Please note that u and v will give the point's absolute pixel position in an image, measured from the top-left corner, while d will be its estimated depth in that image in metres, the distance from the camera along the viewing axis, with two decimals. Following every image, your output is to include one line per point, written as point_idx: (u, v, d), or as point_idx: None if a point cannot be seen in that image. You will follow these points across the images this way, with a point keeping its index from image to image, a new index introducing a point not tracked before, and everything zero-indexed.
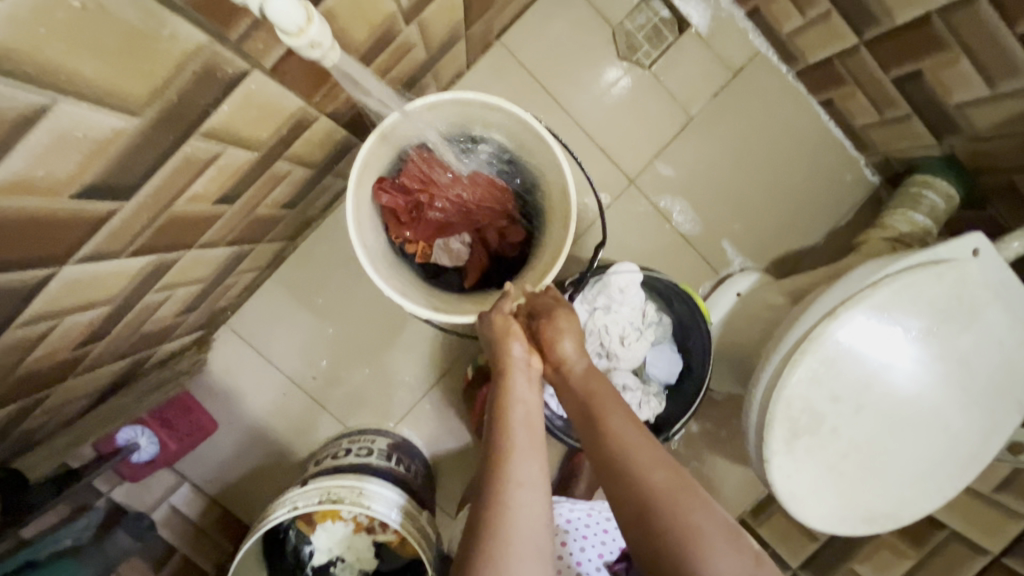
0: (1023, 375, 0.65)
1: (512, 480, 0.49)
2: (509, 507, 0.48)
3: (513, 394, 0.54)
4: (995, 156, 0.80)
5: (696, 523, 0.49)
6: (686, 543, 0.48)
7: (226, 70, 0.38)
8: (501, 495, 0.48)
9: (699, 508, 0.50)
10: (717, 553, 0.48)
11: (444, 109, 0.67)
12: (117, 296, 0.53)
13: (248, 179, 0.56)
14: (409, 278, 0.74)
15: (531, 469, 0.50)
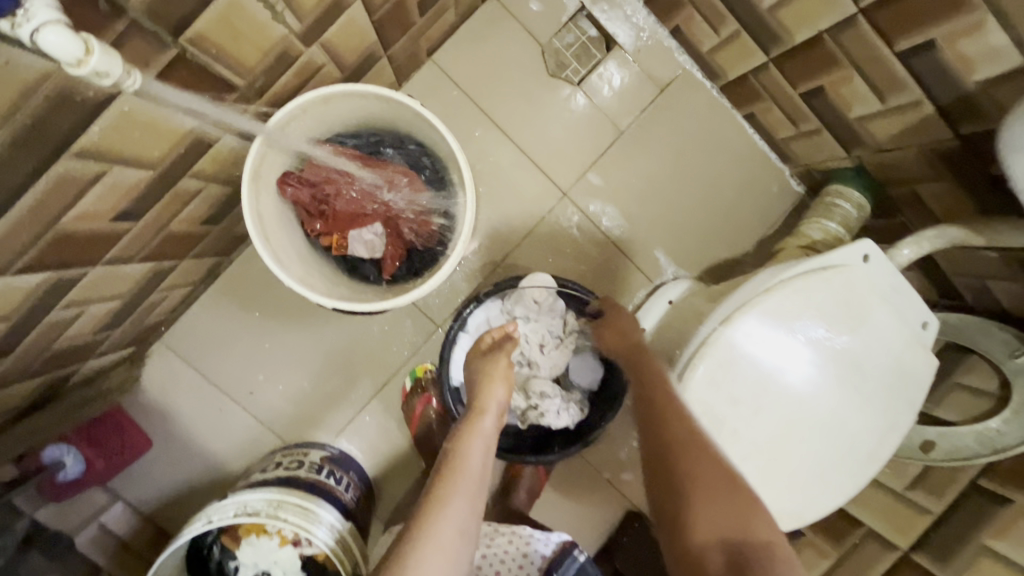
0: (914, 375, 0.69)
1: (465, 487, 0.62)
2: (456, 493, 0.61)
3: (478, 426, 0.68)
4: (895, 167, 0.84)
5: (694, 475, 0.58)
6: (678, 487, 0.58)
7: (86, 92, 0.39)
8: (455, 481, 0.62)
9: (704, 464, 0.59)
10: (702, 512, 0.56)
11: (342, 101, 0.69)
12: (11, 313, 0.53)
13: (148, 197, 0.57)
14: (319, 274, 0.76)
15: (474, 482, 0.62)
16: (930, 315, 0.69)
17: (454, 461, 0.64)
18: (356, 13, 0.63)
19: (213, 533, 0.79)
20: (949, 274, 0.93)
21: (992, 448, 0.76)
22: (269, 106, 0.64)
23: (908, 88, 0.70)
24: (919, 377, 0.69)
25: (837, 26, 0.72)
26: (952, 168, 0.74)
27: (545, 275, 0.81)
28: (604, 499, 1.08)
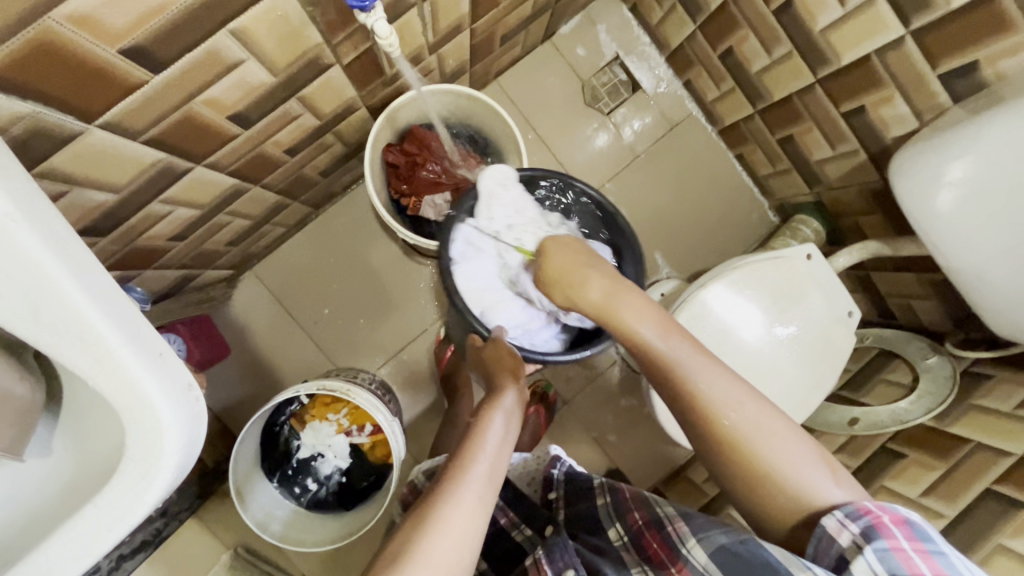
0: (837, 346, 0.92)
1: (474, 474, 0.61)
2: (467, 481, 0.60)
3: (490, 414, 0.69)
4: (843, 202, 1.09)
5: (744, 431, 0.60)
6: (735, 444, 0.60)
7: (323, 62, 0.64)
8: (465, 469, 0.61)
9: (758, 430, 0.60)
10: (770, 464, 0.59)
11: (441, 97, 0.96)
12: (206, 205, 0.77)
13: (306, 140, 0.82)
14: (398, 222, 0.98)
15: (489, 463, 0.63)
16: (855, 306, 0.92)
17: (468, 445, 0.64)
18: (464, 37, 0.89)
19: (286, 415, 1.00)
20: (885, 295, 1.17)
21: (899, 421, 0.99)
22: (392, 92, 0.89)
23: (849, 140, 0.96)
24: (841, 349, 0.92)
25: (802, 91, 0.98)
26: (880, 203, 0.99)
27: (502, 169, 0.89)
28: (591, 454, 1.28)
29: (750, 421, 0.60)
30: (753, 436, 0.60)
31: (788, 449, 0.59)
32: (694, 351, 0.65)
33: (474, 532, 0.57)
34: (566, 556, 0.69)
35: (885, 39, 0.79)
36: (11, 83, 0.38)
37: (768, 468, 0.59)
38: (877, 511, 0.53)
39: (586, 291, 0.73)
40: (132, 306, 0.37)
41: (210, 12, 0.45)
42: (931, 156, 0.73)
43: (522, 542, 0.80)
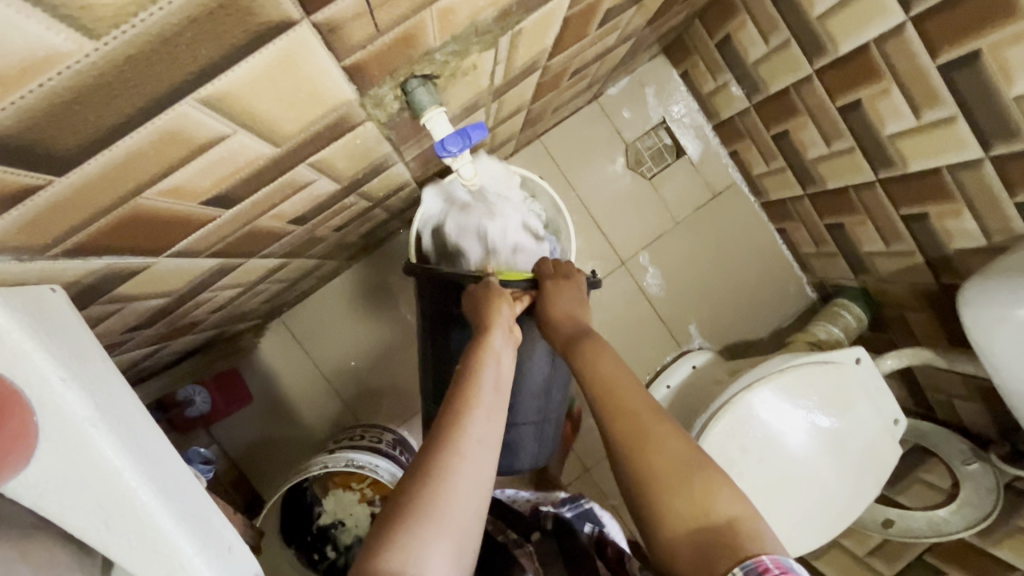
0: (882, 456, 0.90)
1: (480, 425, 0.51)
2: (467, 441, 0.49)
3: (487, 354, 0.58)
4: (890, 295, 1.06)
5: (650, 447, 0.54)
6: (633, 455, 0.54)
7: (388, 164, 0.62)
8: (462, 425, 0.50)
9: (655, 445, 0.54)
10: (668, 479, 0.52)
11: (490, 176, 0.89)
12: (249, 282, 0.75)
13: (355, 217, 0.79)
14: None
15: (491, 422, 0.52)
16: (901, 414, 0.90)
17: (464, 393, 0.53)
18: (519, 116, 0.87)
19: (309, 480, 0.98)
20: (925, 388, 1.13)
21: (938, 531, 0.96)
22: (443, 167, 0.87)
23: (906, 241, 0.94)
24: (884, 460, 0.90)
25: (860, 186, 0.95)
26: (933, 305, 0.96)
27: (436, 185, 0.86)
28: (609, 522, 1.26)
29: (653, 425, 0.55)
30: (655, 436, 0.54)
31: (680, 457, 0.53)
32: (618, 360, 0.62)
33: (479, 502, 0.47)
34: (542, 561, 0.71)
35: (960, 158, 0.75)
36: (93, 250, 0.36)
37: (658, 466, 0.53)
38: (770, 564, 0.44)
39: (559, 325, 0.68)
40: (201, 495, 0.36)
41: (294, 155, 0.43)
42: (1000, 290, 0.71)
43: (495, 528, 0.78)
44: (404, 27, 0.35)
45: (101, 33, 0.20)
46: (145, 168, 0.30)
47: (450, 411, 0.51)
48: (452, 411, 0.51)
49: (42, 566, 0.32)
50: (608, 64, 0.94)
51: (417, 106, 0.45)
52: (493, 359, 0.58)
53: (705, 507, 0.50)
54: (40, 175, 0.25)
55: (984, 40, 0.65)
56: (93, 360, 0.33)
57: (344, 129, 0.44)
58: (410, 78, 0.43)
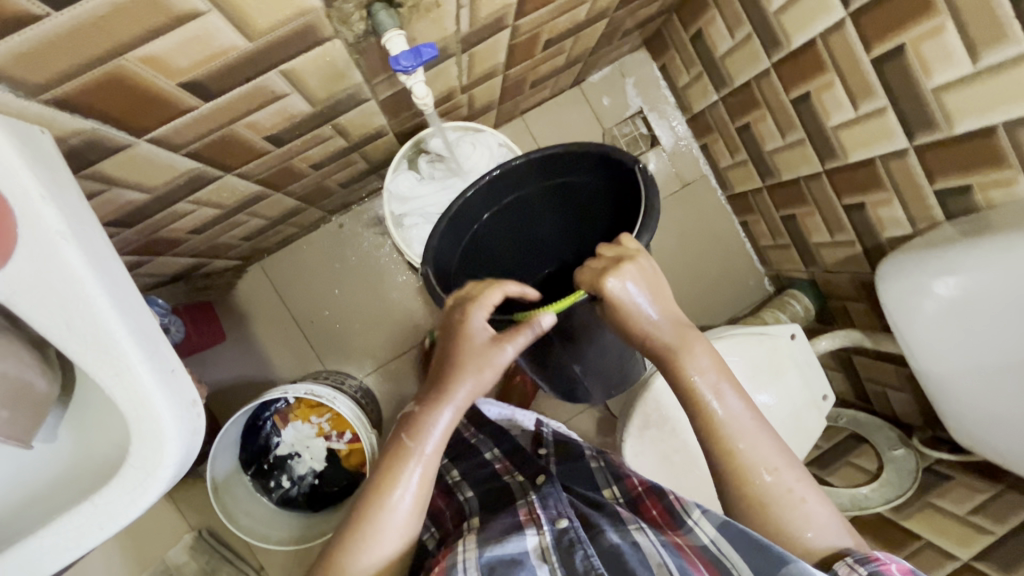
0: (808, 428, 0.96)
1: (403, 482, 0.65)
2: (387, 497, 0.65)
3: (428, 416, 0.67)
4: (835, 286, 1.13)
5: (778, 491, 0.66)
6: (765, 502, 0.66)
7: (362, 97, 0.69)
8: (387, 483, 0.66)
9: (785, 490, 0.66)
10: (798, 518, 0.65)
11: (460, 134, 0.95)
12: (227, 206, 0.81)
13: (333, 157, 0.85)
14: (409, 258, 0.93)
15: (416, 476, 0.66)
16: (830, 390, 0.97)
17: (396, 456, 0.66)
18: (496, 81, 0.93)
19: (270, 411, 1.02)
20: (863, 379, 1.20)
21: (858, 507, 1.02)
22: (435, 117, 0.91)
23: (846, 231, 1.01)
24: (810, 431, 0.97)
25: (809, 177, 1.02)
26: (869, 294, 1.03)
27: (411, 140, 0.92)
28: None
29: (782, 468, 0.67)
30: (785, 478, 0.66)
31: (805, 499, 0.66)
32: (746, 411, 0.69)
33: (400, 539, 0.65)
34: (559, 502, 0.73)
35: (891, 148, 0.82)
36: (79, 108, 0.41)
37: (795, 533, 0.64)
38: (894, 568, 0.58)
39: (652, 336, 0.69)
40: (153, 325, 0.41)
41: (268, 56, 0.49)
42: (915, 269, 0.77)
43: (510, 484, 0.82)
44: None
45: None
46: (126, 28, 0.36)
47: (382, 470, 0.67)
48: (381, 470, 0.66)
49: (16, 362, 0.38)
50: (585, 44, 1.01)
51: (378, 27, 0.52)
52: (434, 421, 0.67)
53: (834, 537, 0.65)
54: (38, 4, 0.31)
55: (907, 35, 0.71)
56: (72, 194, 0.39)
57: (314, 40, 0.50)
58: (374, 1, 0.50)
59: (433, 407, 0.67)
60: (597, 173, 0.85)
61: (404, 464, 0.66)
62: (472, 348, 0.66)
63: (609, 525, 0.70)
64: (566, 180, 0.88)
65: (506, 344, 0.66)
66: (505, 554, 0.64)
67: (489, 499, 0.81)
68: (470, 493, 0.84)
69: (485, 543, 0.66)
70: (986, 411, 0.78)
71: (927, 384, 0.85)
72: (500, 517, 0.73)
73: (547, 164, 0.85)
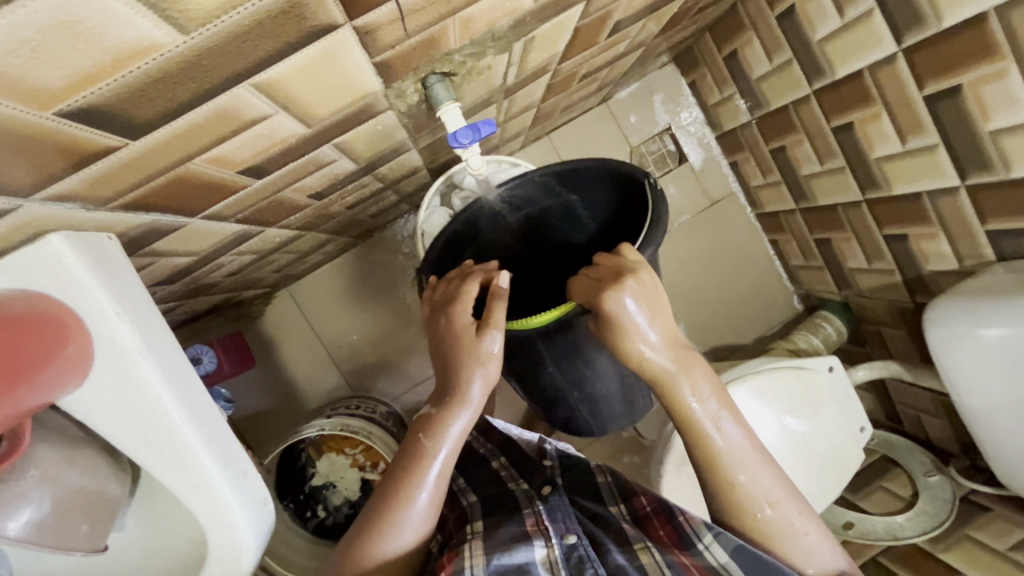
0: (845, 461, 0.96)
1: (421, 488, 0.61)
2: (402, 503, 0.60)
3: (445, 418, 0.63)
4: (870, 310, 1.11)
5: (775, 524, 0.65)
6: (762, 532, 0.65)
7: (405, 148, 0.67)
8: (402, 489, 0.61)
9: (785, 529, 0.65)
10: (792, 550, 0.65)
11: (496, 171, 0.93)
12: (265, 249, 0.80)
13: (369, 196, 0.84)
14: None
15: (434, 480, 0.62)
16: (867, 422, 0.96)
17: (411, 461, 0.62)
18: (530, 113, 0.91)
19: (304, 443, 1.03)
20: (896, 402, 1.19)
21: (894, 535, 1.02)
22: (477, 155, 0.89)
23: (886, 259, 0.99)
24: (848, 464, 0.96)
25: (848, 204, 1.00)
26: (907, 322, 1.02)
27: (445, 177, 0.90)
28: None
29: (781, 501, 0.66)
30: (784, 511, 0.66)
31: (805, 535, 0.66)
32: (746, 440, 0.66)
33: (416, 546, 0.61)
34: (566, 519, 0.71)
35: (939, 184, 0.80)
36: (144, 207, 0.40)
37: (796, 566, 0.65)
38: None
39: (646, 361, 0.64)
40: (222, 427, 0.41)
41: (325, 135, 0.48)
42: (967, 312, 0.75)
43: (516, 492, 0.78)
44: (431, 31, 0.40)
45: (190, 29, 0.25)
46: (199, 140, 0.35)
47: (395, 476, 0.62)
48: (395, 476, 0.62)
49: (85, 471, 0.38)
50: (618, 69, 0.98)
51: (434, 100, 0.51)
52: (450, 422, 0.63)
53: (829, 568, 0.66)
54: (120, 139, 0.30)
55: (965, 76, 0.69)
56: (142, 305, 0.38)
57: (370, 115, 0.49)
58: (429, 74, 0.48)
59: (448, 407, 0.63)
60: (610, 190, 0.81)
61: (421, 469, 0.61)
62: (480, 342, 0.63)
63: (614, 544, 0.70)
64: (576, 197, 0.85)
65: (493, 330, 0.63)
66: (512, 563, 0.64)
67: (493, 504, 0.77)
68: (474, 498, 0.79)
69: (492, 550, 0.66)
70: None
71: (969, 420, 0.84)
72: (505, 524, 0.71)
73: (556, 178, 0.82)
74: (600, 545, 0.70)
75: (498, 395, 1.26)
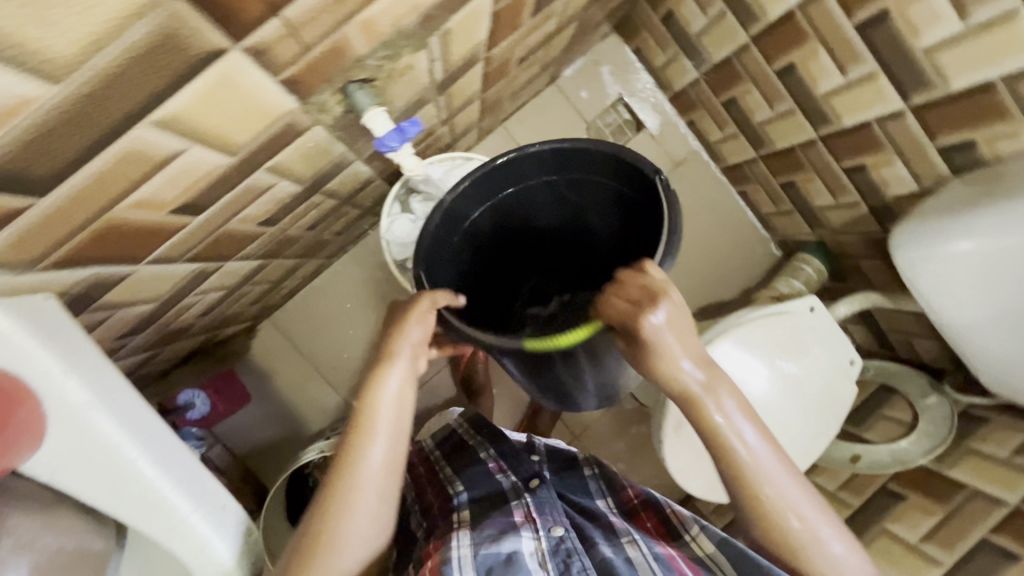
0: (840, 396, 0.97)
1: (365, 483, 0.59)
2: (343, 500, 0.58)
3: (375, 408, 0.61)
4: (846, 246, 1.11)
5: (809, 540, 0.60)
6: (794, 548, 0.60)
7: (349, 159, 0.67)
8: (342, 486, 0.58)
9: (816, 545, 0.59)
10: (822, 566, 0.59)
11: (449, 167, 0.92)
12: (233, 283, 0.79)
13: (329, 214, 0.83)
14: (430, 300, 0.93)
15: (378, 471, 0.60)
16: (855, 354, 0.98)
17: (348, 457, 0.59)
18: (475, 106, 0.91)
19: (311, 467, 1.03)
20: (887, 331, 1.19)
21: (900, 462, 1.03)
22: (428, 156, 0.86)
23: (850, 192, 0.99)
24: (842, 398, 0.97)
25: (804, 144, 1.00)
26: (882, 251, 1.02)
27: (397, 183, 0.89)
28: None
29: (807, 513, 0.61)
30: (815, 526, 0.60)
31: (839, 549, 0.60)
32: (770, 452, 0.62)
33: (363, 545, 0.58)
34: (556, 509, 0.73)
35: (885, 110, 0.80)
36: (77, 261, 0.40)
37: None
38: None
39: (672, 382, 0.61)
40: (195, 465, 0.42)
41: (251, 161, 0.47)
42: (932, 231, 0.75)
43: (507, 486, 0.79)
44: (331, 40, 0.39)
45: (61, 77, 0.25)
46: (112, 186, 0.35)
47: (335, 473, 0.59)
48: (334, 473, 0.59)
49: (62, 531, 0.38)
50: (557, 47, 0.98)
51: (356, 106, 0.51)
52: (388, 411, 0.61)
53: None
54: (23, 198, 0.30)
55: None
56: (91, 360, 0.38)
57: (294, 133, 0.49)
58: (349, 83, 0.48)
59: (379, 371, 0.62)
60: (609, 175, 0.77)
61: (362, 463, 0.59)
62: (406, 327, 0.63)
63: (601, 537, 0.70)
64: (580, 176, 0.79)
65: (416, 311, 0.63)
66: (500, 555, 0.65)
67: (483, 500, 0.78)
68: (461, 488, 0.82)
69: (478, 539, 0.68)
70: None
71: (950, 335, 0.84)
72: (494, 516, 0.73)
73: (559, 156, 0.76)
74: (586, 534, 0.72)
75: (496, 389, 1.26)
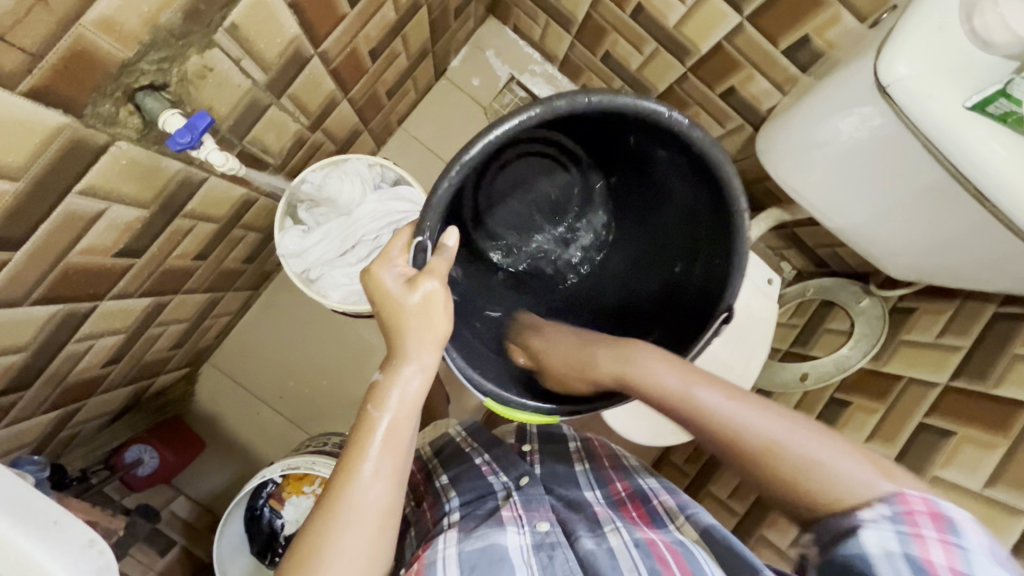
0: (762, 317, 0.96)
1: (365, 486, 0.50)
2: (348, 489, 0.50)
3: (386, 391, 0.54)
4: (747, 172, 1.10)
5: (784, 440, 0.51)
6: (758, 452, 0.52)
7: (197, 177, 0.67)
8: (344, 480, 0.50)
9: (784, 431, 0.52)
10: (792, 434, 0.51)
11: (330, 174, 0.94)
12: (129, 326, 0.79)
13: (215, 240, 0.84)
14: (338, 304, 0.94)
15: (388, 461, 0.52)
16: (772, 273, 0.97)
17: (350, 448, 0.52)
18: (344, 108, 0.92)
19: (263, 497, 1.03)
20: (814, 247, 1.19)
21: (843, 368, 1.02)
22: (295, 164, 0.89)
23: (732, 117, 0.99)
24: (765, 319, 0.97)
25: (678, 81, 1.01)
26: None
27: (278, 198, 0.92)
28: None
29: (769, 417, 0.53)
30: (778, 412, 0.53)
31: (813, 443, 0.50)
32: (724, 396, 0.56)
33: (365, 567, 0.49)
34: (544, 506, 0.67)
35: (727, 27, 0.85)
36: None
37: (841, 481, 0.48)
38: (916, 503, 0.45)
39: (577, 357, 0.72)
40: (20, 488, 0.48)
41: (52, 185, 0.48)
42: (792, 135, 0.75)
43: (495, 486, 0.71)
44: (64, 44, 0.41)
45: None
46: None
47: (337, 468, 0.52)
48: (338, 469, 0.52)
49: None
50: (417, 37, 0.99)
51: (151, 114, 0.51)
52: (388, 398, 0.54)
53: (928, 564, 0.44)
54: None
55: None
56: None
57: (91, 150, 0.50)
58: (135, 91, 0.50)
59: (394, 369, 0.55)
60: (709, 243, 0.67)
61: (359, 456, 0.51)
62: (409, 301, 0.55)
63: (585, 529, 0.63)
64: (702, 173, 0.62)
65: (427, 280, 0.56)
66: (486, 548, 0.58)
67: (475, 507, 0.68)
68: (453, 494, 0.72)
69: (466, 538, 0.59)
70: (972, 267, 0.71)
71: (855, 244, 0.82)
72: (481, 516, 0.65)
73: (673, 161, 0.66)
74: (571, 533, 0.64)
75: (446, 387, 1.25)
